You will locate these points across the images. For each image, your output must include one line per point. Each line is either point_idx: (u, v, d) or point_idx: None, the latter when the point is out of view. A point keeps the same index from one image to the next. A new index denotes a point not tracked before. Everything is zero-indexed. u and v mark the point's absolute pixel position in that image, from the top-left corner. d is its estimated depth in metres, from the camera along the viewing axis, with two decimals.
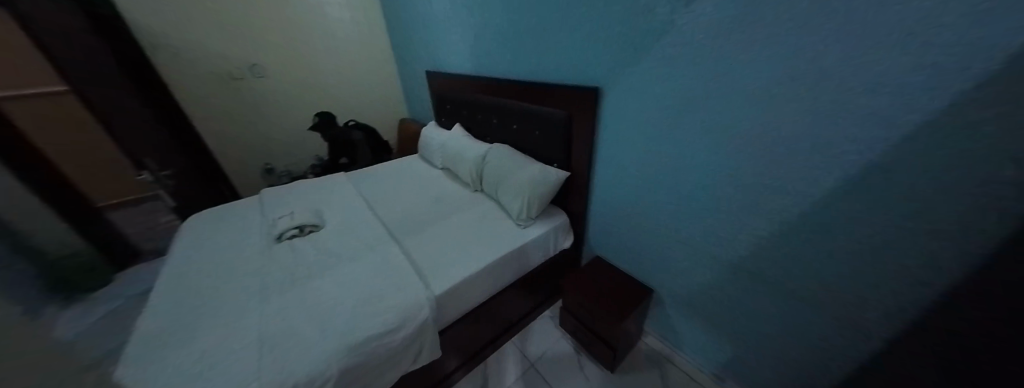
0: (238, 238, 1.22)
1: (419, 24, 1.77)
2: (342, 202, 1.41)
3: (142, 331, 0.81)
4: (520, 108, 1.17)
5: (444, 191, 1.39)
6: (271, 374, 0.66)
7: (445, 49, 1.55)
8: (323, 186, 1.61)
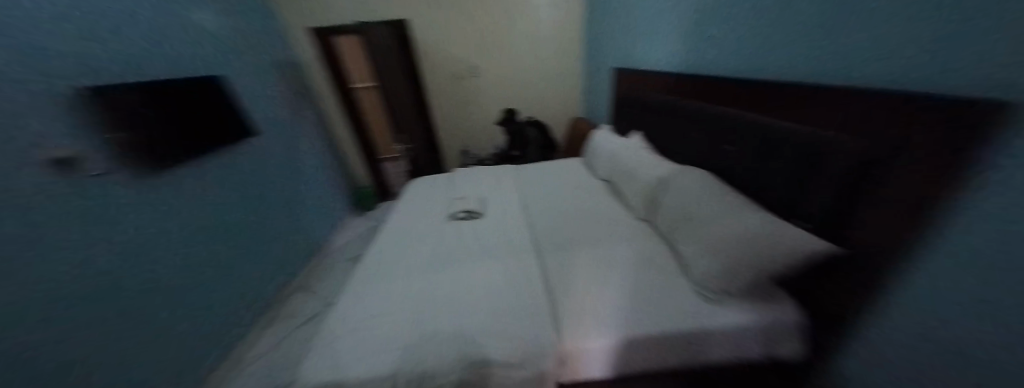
0: (432, 206, 1.52)
1: (637, 16, 1.59)
2: (506, 196, 1.51)
3: (369, 260, 1.12)
4: (767, 125, 0.80)
5: (605, 208, 1.21)
6: (410, 348, 0.72)
7: (670, 41, 1.31)
8: (496, 176, 1.79)
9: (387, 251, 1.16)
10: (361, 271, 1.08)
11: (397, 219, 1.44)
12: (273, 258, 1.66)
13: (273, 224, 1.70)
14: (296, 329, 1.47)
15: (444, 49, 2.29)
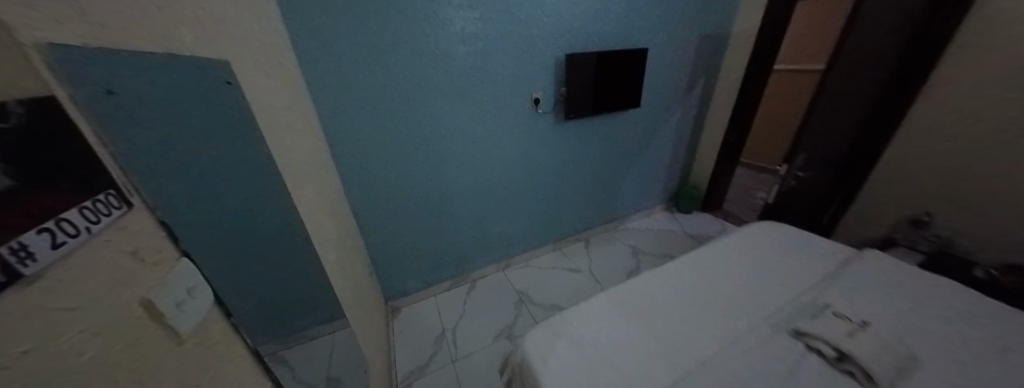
0: (758, 286, 1.13)
1: None
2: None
3: (627, 293, 1.15)
4: None
5: None
6: None
7: None
8: (963, 342, 0.88)
9: (673, 291, 1.15)
10: (623, 298, 1.14)
11: (711, 264, 1.26)
12: (589, 202, 2.26)
13: (604, 181, 2.22)
14: (561, 269, 2.14)
15: (1005, 44, 1.07)
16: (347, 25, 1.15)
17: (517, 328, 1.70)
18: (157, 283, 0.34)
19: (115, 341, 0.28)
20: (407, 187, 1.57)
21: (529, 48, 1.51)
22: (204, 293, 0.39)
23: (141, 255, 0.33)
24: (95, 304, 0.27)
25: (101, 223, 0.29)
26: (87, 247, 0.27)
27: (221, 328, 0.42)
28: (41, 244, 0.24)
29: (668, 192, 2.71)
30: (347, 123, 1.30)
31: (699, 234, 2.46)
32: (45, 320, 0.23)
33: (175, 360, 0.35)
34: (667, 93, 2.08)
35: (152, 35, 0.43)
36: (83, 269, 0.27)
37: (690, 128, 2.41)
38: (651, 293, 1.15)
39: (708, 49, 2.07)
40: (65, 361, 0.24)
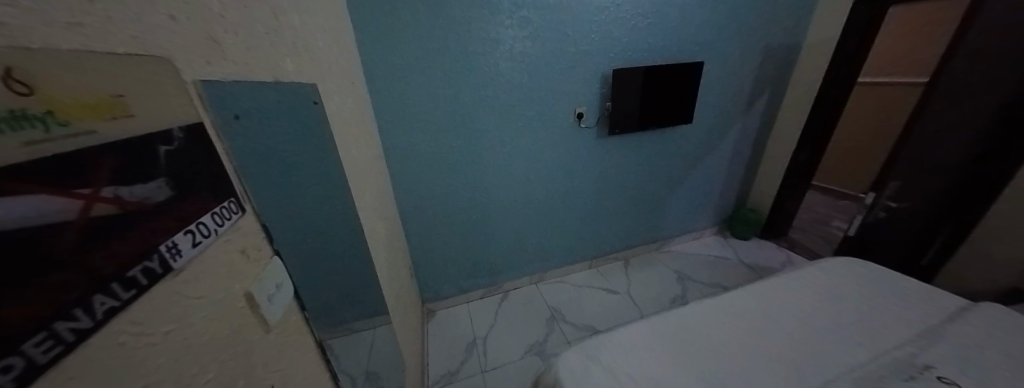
0: (831, 334, 0.99)
1: None
2: None
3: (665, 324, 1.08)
4: None
5: None
6: None
7: None
8: None
9: (724, 326, 1.05)
10: (660, 328, 1.07)
11: (769, 302, 1.13)
12: (631, 221, 2.17)
13: (648, 200, 2.12)
14: (598, 288, 2.06)
15: None
16: (407, 47, 1.27)
17: (548, 345, 1.67)
18: (256, 277, 0.40)
19: (224, 326, 0.34)
20: (450, 196, 1.64)
21: (576, 65, 1.52)
22: (284, 289, 0.45)
23: (248, 252, 0.39)
24: (212, 293, 0.33)
25: (224, 225, 0.35)
26: (213, 244, 0.33)
27: (295, 322, 0.47)
28: (184, 242, 0.29)
29: (721, 215, 2.50)
30: (401, 134, 1.41)
31: (757, 263, 2.22)
32: (180, 306, 0.29)
33: (263, 347, 0.40)
34: (722, 110, 1.95)
35: (266, 64, 0.52)
36: (210, 262, 0.33)
37: (749, 147, 2.21)
38: (697, 326, 1.07)
39: (772, 63, 1.91)
40: (189, 340, 0.29)
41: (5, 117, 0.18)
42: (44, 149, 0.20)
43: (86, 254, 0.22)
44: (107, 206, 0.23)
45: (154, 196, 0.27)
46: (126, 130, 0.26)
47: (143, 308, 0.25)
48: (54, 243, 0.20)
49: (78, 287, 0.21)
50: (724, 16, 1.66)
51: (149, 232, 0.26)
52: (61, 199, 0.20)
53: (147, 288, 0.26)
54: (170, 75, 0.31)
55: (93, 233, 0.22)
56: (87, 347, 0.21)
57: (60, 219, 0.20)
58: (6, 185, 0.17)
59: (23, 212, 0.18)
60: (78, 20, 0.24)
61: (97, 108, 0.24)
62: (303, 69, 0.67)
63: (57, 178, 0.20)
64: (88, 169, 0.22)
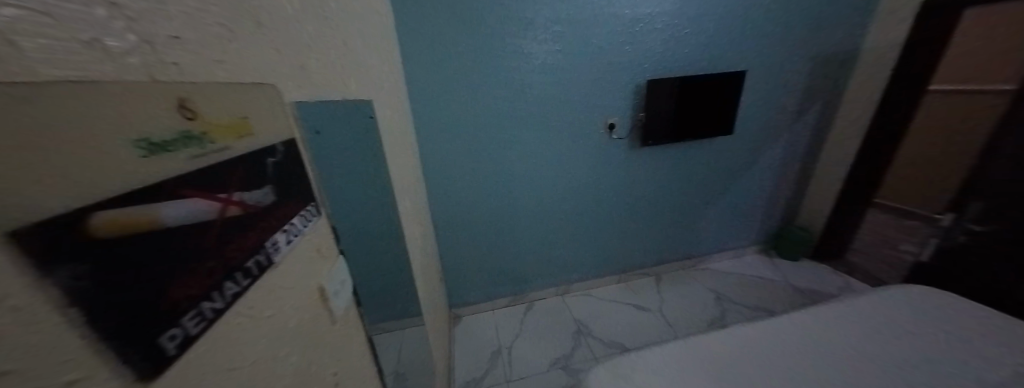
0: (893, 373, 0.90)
1: None
2: None
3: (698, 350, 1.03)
4: None
5: None
6: None
7: None
8: None
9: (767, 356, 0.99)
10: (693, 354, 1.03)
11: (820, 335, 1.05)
12: (664, 235, 2.09)
13: (683, 214, 2.03)
14: (627, 304, 1.99)
15: None
16: (446, 63, 1.35)
17: (574, 360, 1.63)
18: (327, 273, 0.45)
19: (305, 314, 0.38)
20: (481, 205, 1.69)
21: (609, 76, 1.52)
22: (346, 286, 0.50)
23: (322, 251, 0.45)
24: (299, 284, 0.38)
25: (308, 226, 0.41)
26: (300, 243, 0.39)
27: (353, 316, 0.52)
28: (281, 240, 0.35)
29: (765, 232, 2.33)
30: (437, 144, 1.49)
31: (807, 287, 2.04)
32: (278, 294, 0.34)
33: (331, 337, 0.44)
34: (766, 121, 1.85)
35: (337, 85, 0.59)
36: (297, 258, 0.38)
37: (797, 160, 2.07)
38: (734, 354, 1.01)
39: (824, 71, 1.79)
40: (283, 324, 0.34)
41: (178, 139, 0.23)
42: (201, 161, 0.25)
43: (223, 246, 0.27)
44: (237, 208, 0.29)
45: (263, 200, 0.32)
46: (248, 146, 0.31)
47: (255, 295, 0.30)
48: (201, 236, 0.25)
49: (217, 273, 0.26)
50: (768, 23, 1.59)
51: (262, 230, 0.32)
52: (210, 201, 0.26)
53: (258, 276, 0.31)
54: (275, 98, 0.37)
55: (230, 229, 0.28)
56: (220, 325, 0.26)
57: (205, 217, 0.25)
58: (172, 195, 0.22)
59: (175, 212, 0.23)
60: (220, 57, 0.29)
61: (235, 129, 0.29)
62: (361, 86, 0.74)
63: (207, 184, 0.26)
64: (226, 178, 0.28)
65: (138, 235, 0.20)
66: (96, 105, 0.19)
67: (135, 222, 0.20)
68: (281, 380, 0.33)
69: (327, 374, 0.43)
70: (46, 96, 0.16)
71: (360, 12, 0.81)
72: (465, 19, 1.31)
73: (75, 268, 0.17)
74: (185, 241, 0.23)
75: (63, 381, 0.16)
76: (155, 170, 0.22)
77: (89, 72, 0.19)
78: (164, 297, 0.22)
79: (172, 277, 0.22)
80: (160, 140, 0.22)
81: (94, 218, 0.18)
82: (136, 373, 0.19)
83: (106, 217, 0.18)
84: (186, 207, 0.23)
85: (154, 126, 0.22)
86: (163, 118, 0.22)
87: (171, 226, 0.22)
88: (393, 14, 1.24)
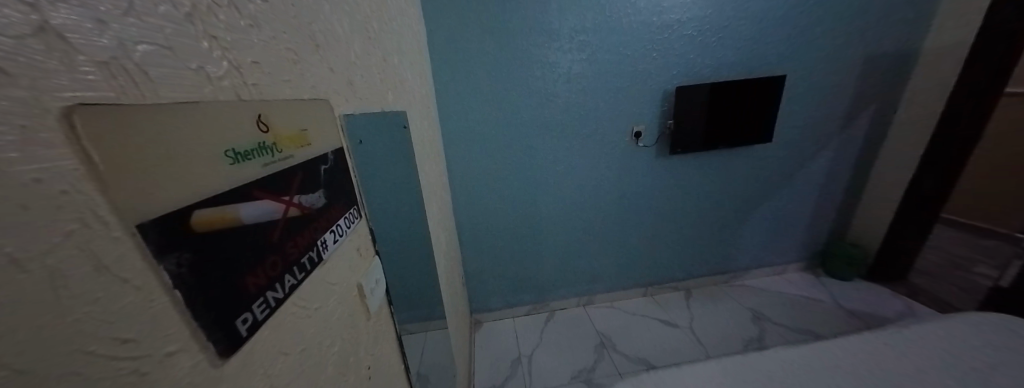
0: None
1: None
2: None
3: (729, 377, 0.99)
4: None
5: None
6: None
7: None
8: None
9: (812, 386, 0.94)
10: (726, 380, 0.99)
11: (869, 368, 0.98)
12: (695, 247, 2.00)
13: (716, 226, 1.94)
14: (654, 319, 1.91)
15: None
16: (474, 73, 1.41)
17: (597, 374, 1.58)
18: (365, 272, 0.48)
19: (345, 309, 0.42)
20: (505, 212, 1.71)
21: (635, 83, 1.51)
22: (380, 285, 0.53)
23: (361, 251, 0.48)
24: (341, 282, 0.41)
25: (349, 228, 0.44)
26: (343, 243, 0.42)
27: (385, 314, 0.55)
28: (328, 239, 0.38)
29: (809, 248, 2.16)
30: (464, 151, 1.54)
31: (860, 310, 1.85)
32: (324, 289, 0.37)
33: (366, 332, 0.47)
34: (809, 129, 1.73)
35: (376, 97, 0.64)
36: (341, 257, 0.41)
37: (846, 171, 1.91)
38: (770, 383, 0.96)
39: (874, 75, 1.66)
40: (327, 319, 0.37)
41: (255, 149, 0.27)
42: (269, 169, 0.29)
43: (285, 243, 0.30)
44: (296, 210, 0.32)
45: (316, 202, 0.36)
46: (306, 155, 0.35)
47: (307, 289, 0.33)
48: (268, 235, 0.28)
49: (279, 267, 0.29)
50: (809, 26, 1.51)
51: (314, 229, 0.35)
52: (275, 204, 0.29)
53: (310, 271, 0.34)
54: (328, 112, 0.41)
55: (289, 229, 0.31)
56: (279, 314, 0.29)
57: (271, 218, 0.28)
58: (249, 196, 0.26)
59: (248, 213, 0.26)
60: (287, 77, 0.34)
61: (297, 139, 0.33)
62: (397, 98, 0.79)
63: (273, 189, 0.29)
64: (289, 183, 0.32)
65: (223, 233, 0.24)
66: (200, 121, 0.23)
67: (222, 222, 0.23)
68: (325, 369, 0.36)
69: (363, 368, 0.45)
70: (162, 113, 0.20)
71: (398, 31, 0.88)
72: (492, 32, 1.36)
73: (178, 256, 0.20)
74: (257, 239, 0.27)
75: (165, 352, 0.19)
76: (236, 177, 0.25)
77: (197, 93, 0.23)
78: (242, 285, 0.25)
79: (248, 270, 0.26)
80: (242, 150, 0.26)
81: (195, 217, 0.21)
82: (215, 351, 0.22)
83: (198, 215, 0.22)
84: (256, 209, 0.27)
85: (237, 138, 0.25)
86: (244, 131, 0.26)
87: (247, 225, 0.26)
88: (425, 30, 1.32)
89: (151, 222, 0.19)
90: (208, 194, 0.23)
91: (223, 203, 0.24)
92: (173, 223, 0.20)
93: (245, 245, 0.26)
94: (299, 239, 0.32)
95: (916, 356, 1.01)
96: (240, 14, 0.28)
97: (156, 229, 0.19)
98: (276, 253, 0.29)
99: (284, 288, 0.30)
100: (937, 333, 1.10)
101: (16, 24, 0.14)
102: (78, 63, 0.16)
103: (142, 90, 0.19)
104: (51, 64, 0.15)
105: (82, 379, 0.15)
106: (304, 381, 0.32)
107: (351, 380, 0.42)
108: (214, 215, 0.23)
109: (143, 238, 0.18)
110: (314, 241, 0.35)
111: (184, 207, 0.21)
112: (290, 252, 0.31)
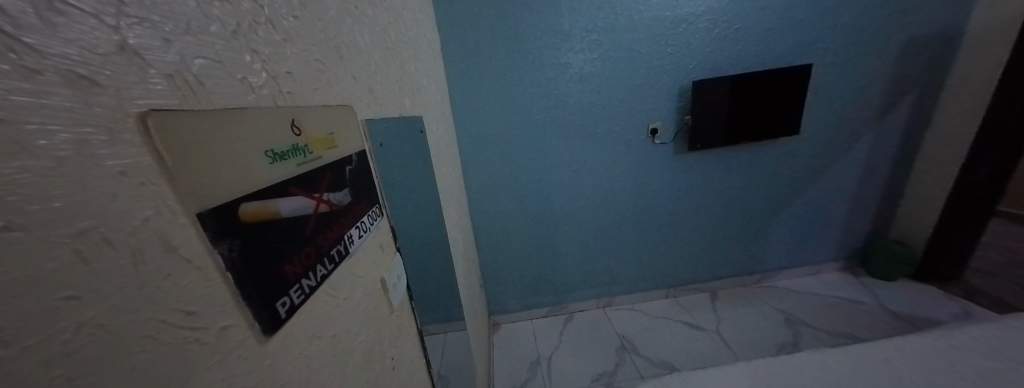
0: None
1: None
2: None
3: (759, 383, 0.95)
4: None
5: None
6: None
7: None
8: None
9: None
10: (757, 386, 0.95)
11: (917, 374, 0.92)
12: (719, 247, 1.93)
13: (743, 225, 1.86)
14: (678, 322, 1.85)
15: None
16: (486, 77, 1.44)
17: (618, 378, 1.54)
18: (387, 266, 0.51)
19: (370, 301, 0.44)
20: (520, 214, 1.72)
21: (649, 80, 1.49)
22: (401, 280, 0.55)
23: (384, 248, 0.51)
24: (366, 275, 0.44)
25: (373, 225, 0.47)
26: (367, 239, 0.45)
27: (406, 308, 0.57)
28: (354, 234, 0.41)
29: (847, 246, 2.03)
30: (478, 153, 1.57)
31: (908, 313, 1.72)
32: (351, 280, 0.39)
33: (389, 325, 0.50)
34: (840, 120, 1.64)
35: (396, 104, 0.67)
36: (366, 251, 0.44)
37: (885, 164, 1.79)
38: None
39: (911, 59, 1.56)
40: (354, 309, 0.40)
41: (290, 150, 0.30)
42: (301, 168, 0.32)
43: (316, 237, 0.33)
44: (326, 206, 0.35)
45: (343, 200, 0.39)
46: (334, 156, 0.38)
47: (336, 280, 0.36)
48: (303, 228, 0.31)
49: (312, 257, 0.32)
50: (835, 12, 1.44)
51: (342, 224, 0.38)
52: (306, 201, 0.32)
53: (338, 263, 0.37)
54: (352, 117, 0.44)
55: (320, 223, 0.34)
56: (313, 300, 0.32)
57: (303, 213, 0.31)
58: (287, 193, 0.29)
59: (284, 209, 0.28)
60: (316, 86, 0.37)
61: (325, 142, 0.36)
62: (415, 104, 0.83)
63: (305, 186, 0.32)
64: (319, 181, 0.34)
65: (265, 223, 0.26)
66: (245, 125, 0.26)
67: (263, 215, 0.26)
68: (354, 356, 0.38)
69: (387, 359, 0.48)
70: (215, 117, 0.23)
71: (415, 40, 0.92)
72: (503, 37, 1.39)
73: (230, 242, 0.23)
74: (294, 230, 0.30)
75: (220, 326, 0.22)
76: (275, 176, 0.28)
77: (242, 101, 0.26)
78: (281, 272, 0.28)
79: (287, 257, 0.29)
80: (279, 150, 0.29)
81: (243, 209, 0.24)
82: (260, 330, 0.25)
83: (243, 209, 0.24)
84: (290, 204, 0.29)
85: (275, 141, 0.28)
86: (280, 133, 0.29)
87: (283, 218, 0.28)
88: (440, 39, 1.37)
89: (209, 212, 0.22)
90: (252, 189, 0.25)
91: (264, 199, 0.26)
92: (225, 214, 0.23)
93: (284, 234, 0.28)
94: (329, 232, 0.35)
95: (967, 361, 0.93)
96: (275, 30, 0.31)
97: (212, 218, 0.22)
98: (310, 244, 0.32)
99: (317, 277, 0.32)
100: (992, 336, 1.01)
101: (103, 44, 0.17)
102: (149, 76, 0.19)
103: (198, 98, 0.22)
104: (130, 76, 0.18)
105: (159, 342, 0.18)
106: (336, 365, 0.35)
107: (376, 370, 0.44)
108: (257, 208, 0.25)
109: (203, 224, 0.21)
110: (341, 235, 0.38)
111: (232, 201, 0.24)
112: (322, 244, 0.34)
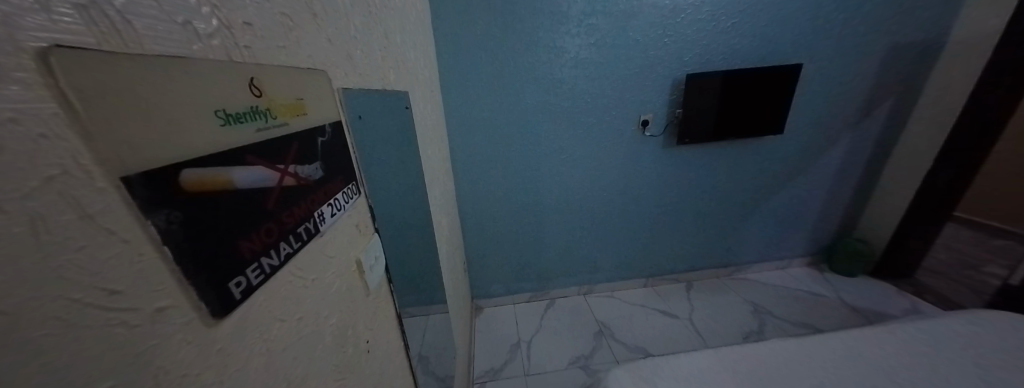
0: None
1: None
2: None
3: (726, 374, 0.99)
4: None
5: None
6: None
7: None
8: None
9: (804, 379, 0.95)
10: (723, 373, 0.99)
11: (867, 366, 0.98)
12: (698, 241, 1.99)
13: (721, 221, 1.93)
14: (654, 310, 1.91)
15: None
16: (480, 56, 1.38)
17: (593, 361, 1.60)
18: (364, 247, 0.48)
19: (343, 283, 0.42)
20: (508, 199, 1.71)
21: (644, 71, 1.47)
22: (379, 261, 0.53)
23: (360, 227, 0.48)
24: (339, 255, 0.41)
25: (348, 203, 0.44)
26: (341, 217, 0.42)
27: (384, 291, 0.55)
28: (326, 213, 0.38)
29: (816, 244, 2.13)
30: (468, 135, 1.52)
31: (864, 307, 1.83)
32: (321, 259, 0.37)
33: (365, 307, 0.48)
34: (822, 122, 1.68)
35: (377, 75, 0.62)
36: (339, 231, 0.41)
37: (859, 166, 1.86)
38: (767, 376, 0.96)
39: (895, 65, 1.59)
40: (325, 291, 0.37)
41: (247, 112, 0.27)
42: (259, 136, 0.28)
43: (280, 212, 0.30)
44: (292, 179, 0.32)
45: (314, 174, 0.36)
46: (303, 125, 0.35)
47: (303, 259, 0.33)
48: (263, 201, 0.28)
49: (274, 234, 0.29)
50: (830, 13, 1.44)
51: (312, 200, 0.35)
52: (264, 172, 0.28)
53: (306, 241, 0.34)
54: (327, 85, 0.41)
55: (283, 198, 0.30)
56: (275, 280, 0.29)
57: (262, 185, 0.28)
58: (243, 162, 0.26)
59: (237, 179, 0.25)
60: (282, 44, 0.33)
61: (293, 109, 0.33)
62: (400, 78, 0.78)
63: (265, 156, 0.28)
64: (284, 152, 0.31)
65: (214, 191, 0.23)
66: (189, 81, 0.22)
67: (210, 183, 0.23)
68: (323, 340, 0.36)
69: (360, 342, 0.46)
70: (148, 66, 0.20)
71: (402, 9, 0.86)
72: (498, 15, 1.32)
73: (169, 213, 0.20)
74: (252, 202, 0.27)
75: (157, 307, 0.20)
76: (227, 143, 0.25)
77: (184, 50, 0.22)
78: (236, 249, 0.25)
79: (243, 232, 0.26)
80: (234, 112, 0.25)
81: (186, 176, 0.21)
82: (209, 311, 0.23)
83: (185, 176, 0.21)
84: (245, 176, 0.26)
85: (228, 101, 0.25)
86: (233, 93, 0.25)
87: (236, 188, 0.25)
88: (431, 11, 1.29)
89: (139, 177, 0.18)
90: (197, 156, 0.22)
91: (211, 168, 0.23)
92: (161, 180, 0.20)
93: (239, 203, 0.25)
94: (296, 207, 0.32)
95: (912, 353, 1.00)
96: None
97: (145, 184, 0.19)
98: (272, 220, 0.29)
99: (279, 255, 0.30)
100: (939, 331, 1.09)
101: None
102: (55, 5, 0.15)
103: (124, 39, 0.19)
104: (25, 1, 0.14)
105: (74, 326, 0.15)
106: (303, 349, 0.33)
107: (348, 353, 0.42)
108: (203, 175, 0.22)
109: (135, 190, 0.18)
110: (310, 213, 0.35)
111: (173, 167, 0.20)
112: (287, 218, 0.31)
